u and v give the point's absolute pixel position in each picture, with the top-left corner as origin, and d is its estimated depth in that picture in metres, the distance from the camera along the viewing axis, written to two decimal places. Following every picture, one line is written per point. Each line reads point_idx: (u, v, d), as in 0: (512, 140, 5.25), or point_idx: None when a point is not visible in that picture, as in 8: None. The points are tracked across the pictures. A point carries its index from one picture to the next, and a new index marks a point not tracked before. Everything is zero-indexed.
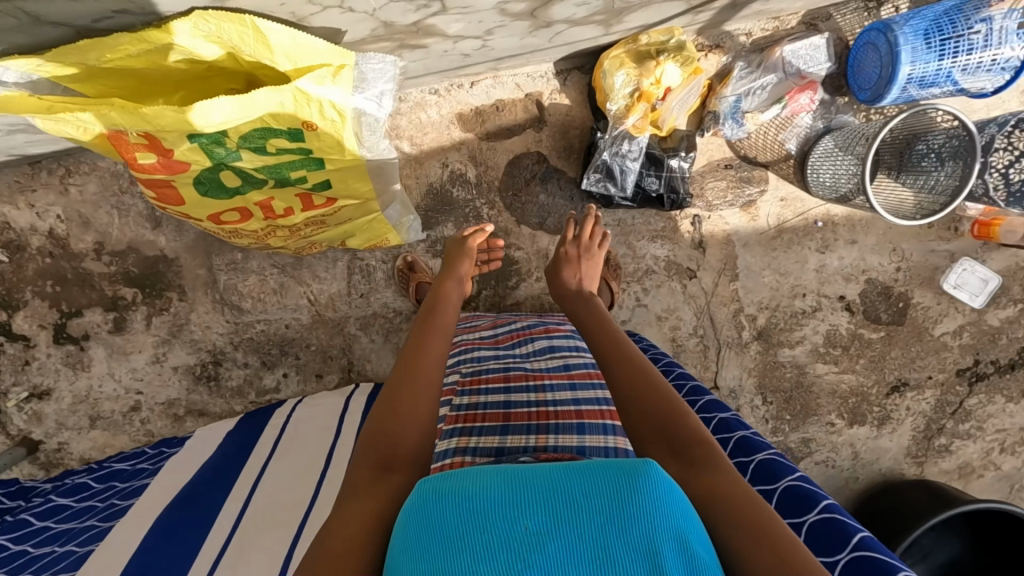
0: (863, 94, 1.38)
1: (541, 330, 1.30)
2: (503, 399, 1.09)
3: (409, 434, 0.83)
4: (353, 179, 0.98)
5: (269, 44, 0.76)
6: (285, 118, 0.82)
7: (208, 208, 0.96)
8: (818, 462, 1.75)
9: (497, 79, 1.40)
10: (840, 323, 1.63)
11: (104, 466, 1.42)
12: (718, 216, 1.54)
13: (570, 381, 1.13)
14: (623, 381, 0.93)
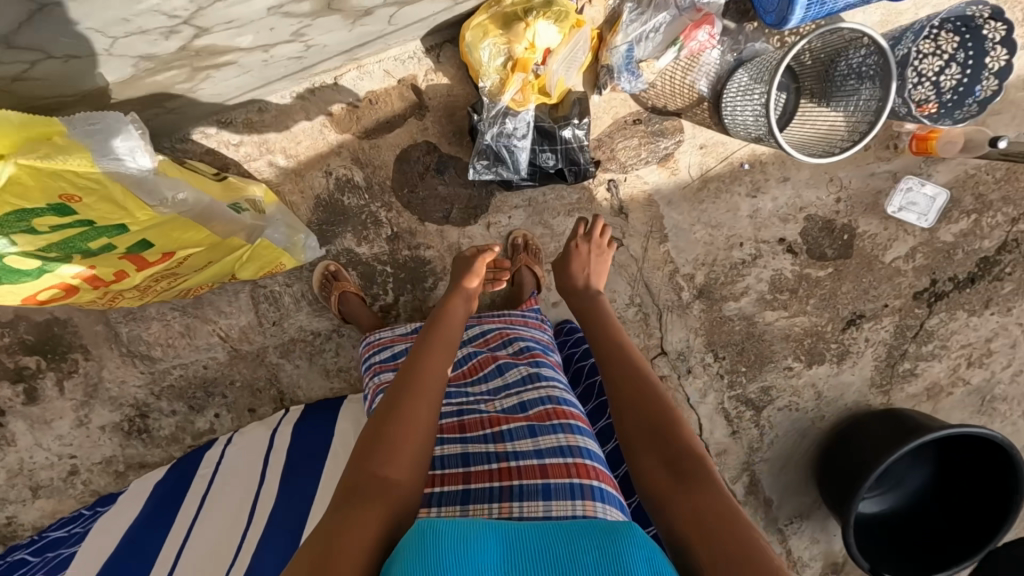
0: (770, 18, 1.23)
1: (487, 354, 1.11)
2: (460, 454, 0.91)
3: (415, 448, 0.82)
4: (174, 231, 0.94)
5: None
6: (32, 197, 0.77)
7: (20, 295, 0.92)
8: (781, 408, 1.70)
9: (362, 69, 1.26)
10: (783, 267, 1.54)
11: (41, 536, 1.38)
12: (635, 177, 1.42)
13: (527, 417, 0.94)
14: (626, 394, 0.97)
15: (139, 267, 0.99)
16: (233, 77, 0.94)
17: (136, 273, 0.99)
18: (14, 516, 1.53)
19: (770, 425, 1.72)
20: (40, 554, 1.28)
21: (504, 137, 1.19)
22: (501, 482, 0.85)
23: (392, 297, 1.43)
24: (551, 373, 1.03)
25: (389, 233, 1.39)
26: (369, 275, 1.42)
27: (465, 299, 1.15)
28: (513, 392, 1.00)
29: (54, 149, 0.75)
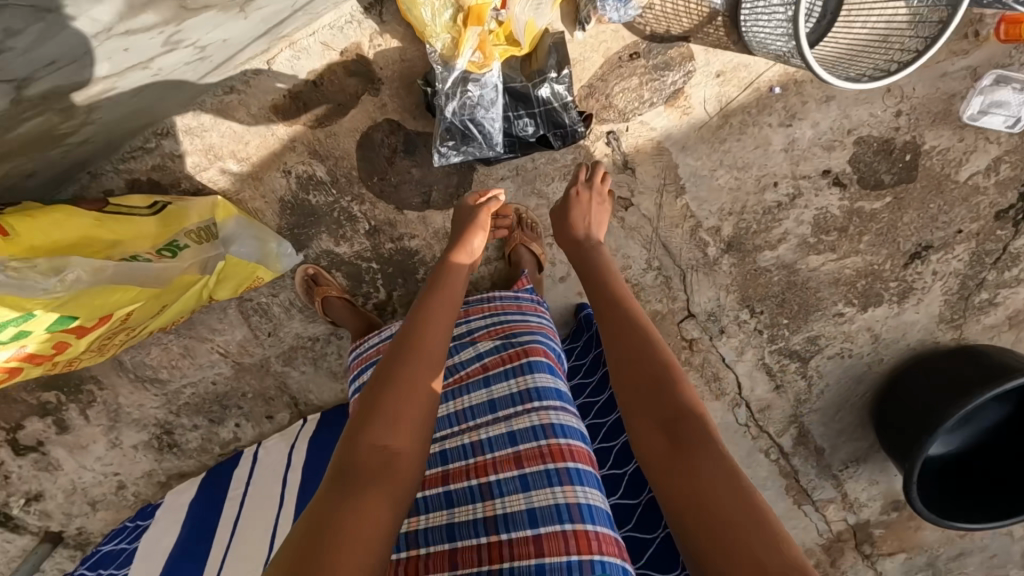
0: None
1: (477, 366, 0.94)
2: (445, 523, 0.81)
3: (420, 424, 0.70)
4: (107, 298, 0.82)
5: None
6: None
7: None
8: (832, 356, 1.52)
9: (297, 47, 1.08)
10: (829, 204, 1.30)
11: (93, 552, 1.42)
12: (639, 124, 1.20)
13: (520, 470, 0.80)
14: (626, 357, 0.81)
15: (81, 334, 0.83)
16: (127, 98, 0.80)
17: (80, 340, 0.84)
18: (83, 525, 1.65)
19: (819, 375, 1.55)
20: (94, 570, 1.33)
21: (468, 111, 0.99)
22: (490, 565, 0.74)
23: (384, 294, 1.32)
24: (550, 397, 0.86)
25: (367, 227, 1.25)
26: (355, 274, 1.30)
27: (468, 254, 0.99)
28: (505, 427, 0.85)
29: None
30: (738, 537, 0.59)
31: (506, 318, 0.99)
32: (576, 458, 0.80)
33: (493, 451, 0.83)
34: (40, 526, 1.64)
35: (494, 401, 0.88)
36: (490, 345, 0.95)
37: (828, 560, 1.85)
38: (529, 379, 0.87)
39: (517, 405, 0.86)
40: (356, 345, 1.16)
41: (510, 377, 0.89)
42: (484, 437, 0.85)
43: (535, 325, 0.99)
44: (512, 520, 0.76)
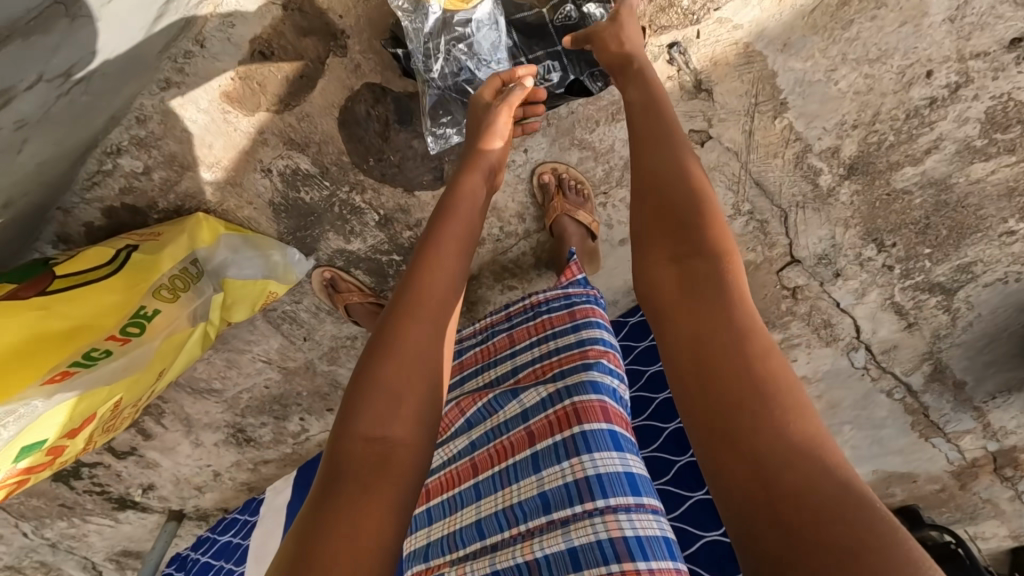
0: None
1: (522, 431, 0.75)
2: None
3: (427, 410, 0.59)
4: (94, 394, 0.73)
5: None
6: None
7: None
8: (989, 284, 1.17)
9: (230, 8, 0.81)
10: (1015, 88, 0.87)
11: (216, 537, 1.52)
12: (713, 25, 0.84)
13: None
14: (653, 224, 0.60)
15: (73, 436, 0.74)
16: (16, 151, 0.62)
17: (75, 440, 0.75)
18: (197, 503, 1.80)
19: (969, 307, 1.21)
20: (219, 561, 1.42)
21: (460, 72, 0.82)
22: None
23: None
24: (618, 493, 0.65)
25: (377, 218, 1.03)
26: (378, 269, 1.12)
27: (487, 167, 0.75)
28: (561, 537, 0.64)
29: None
30: (771, 475, 0.42)
31: (557, 349, 0.82)
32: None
33: (549, 572, 0.63)
34: (163, 506, 1.81)
35: (545, 497, 0.68)
36: (534, 400, 0.76)
37: (956, 485, 1.63)
38: (586, 464, 0.67)
39: (573, 504, 0.65)
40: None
41: (563, 461, 0.69)
42: (536, 550, 0.65)
43: (593, 355, 0.78)
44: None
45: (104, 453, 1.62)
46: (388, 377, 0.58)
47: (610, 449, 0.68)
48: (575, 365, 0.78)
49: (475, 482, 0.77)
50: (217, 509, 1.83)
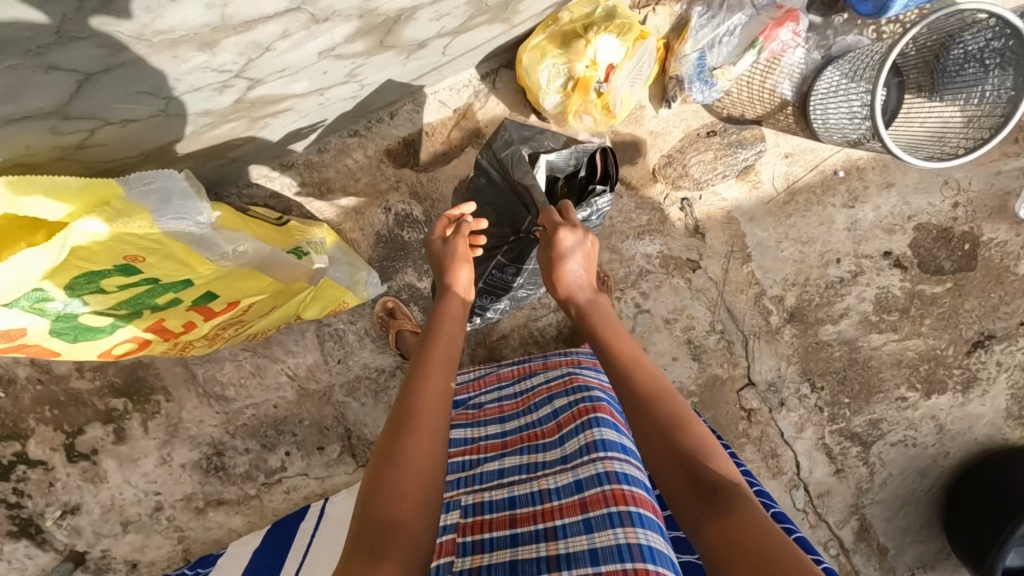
0: (863, 8, 1.09)
1: (553, 423, 0.98)
2: (509, 561, 0.81)
3: (428, 490, 0.70)
4: (241, 282, 0.89)
5: (14, 197, 0.62)
6: (100, 256, 0.71)
7: (96, 348, 0.88)
8: (894, 444, 1.47)
9: (418, 103, 1.26)
10: (890, 284, 1.36)
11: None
12: (711, 193, 1.30)
13: (583, 511, 0.81)
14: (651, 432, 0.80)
15: (208, 316, 0.93)
16: (291, 124, 0.93)
17: (204, 323, 0.94)
18: (107, 550, 1.62)
19: (882, 463, 1.49)
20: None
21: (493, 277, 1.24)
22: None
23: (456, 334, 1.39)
24: (614, 447, 0.88)
25: None
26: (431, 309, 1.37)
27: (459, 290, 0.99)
28: (570, 473, 0.87)
29: (110, 213, 0.68)
30: None
31: (581, 369, 1.08)
32: (640, 504, 0.81)
33: (558, 497, 0.85)
34: (66, 545, 1.61)
35: (562, 451, 0.92)
36: (563, 401, 0.99)
37: None
38: (595, 432, 0.90)
39: (584, 455, 0.88)
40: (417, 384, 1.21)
41: (579, 433, 0.92)
42: (551, 483, 0.88)
43: (606, 383, 1.07)
44: (574, 560, 0.76)
45: (55, 452, 1.53)
46: (402, 458, 0.70)
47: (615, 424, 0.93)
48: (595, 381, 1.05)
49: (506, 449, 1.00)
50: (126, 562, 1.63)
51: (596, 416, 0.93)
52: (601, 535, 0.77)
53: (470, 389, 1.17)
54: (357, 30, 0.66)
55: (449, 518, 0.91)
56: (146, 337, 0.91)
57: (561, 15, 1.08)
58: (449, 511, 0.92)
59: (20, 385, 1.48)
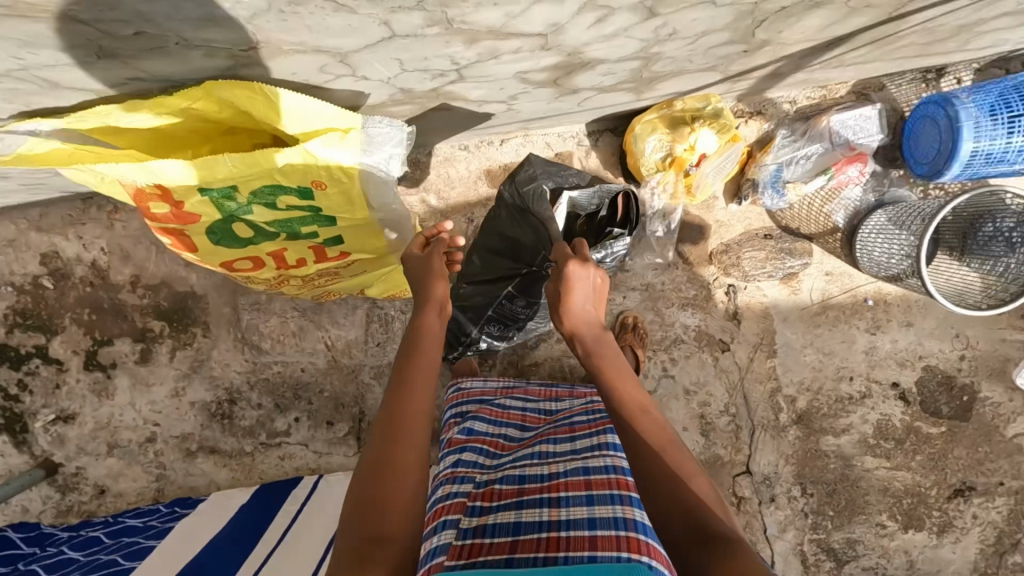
0: (920, 168, 1.27)
1: (569, 428, 1.12)
2: (513, 519, 0.86)
3: (410, 507, 0.72)
4: (366, 237, 0.94)
5: (279, 109, 0.73)
6: (295, 176, 0.77)
7: (218, 257, 0.91)
8: (866, 569, 1.50)
9: (528, 138, 1.41)
10: (892, 412, 1.48)
11: (118, 521, 1.43)
12: (755, 287, 1.44)
13: (587, 489, 0.90)
14: (655, 489, 0.83)
15: (319, 258, 0.98)
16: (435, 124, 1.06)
17: (313, 264, 0.99)
18: (82, 468, 1.60)
19: None
20: (117, 537, 1.33)
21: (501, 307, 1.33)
22: (547, 552, 0.78)
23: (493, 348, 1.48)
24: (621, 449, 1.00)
25: None
26: None
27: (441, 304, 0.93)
28: (580, 461, 0.98)
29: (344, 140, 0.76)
30: None
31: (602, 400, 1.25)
32: (641, 493, 0.89)
33: (566, 477, 0.95)
34: (43, 451, 1.60)
35: (574, 449, 1.04)
36: (582, 417, 1.14)
37: None
38: (608, 437, 1.04)
39: (595, 450, 1.01)
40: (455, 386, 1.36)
41: (592, 436, 1.06)
42: (560, 467, 0.98)
43: None
44: (574, 522, 0.83)
45: (74, 356, 1.54)
46: (379, 502, 0.71)
47: None
48: None
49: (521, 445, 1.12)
50: (96, 485, 1.60)
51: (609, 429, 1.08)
52: (600, 504, 0.85)
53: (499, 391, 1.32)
54: (553, 65, 0.80)
55: (461, 486, 0.99)
56: (262, 260, 0.95)
57: (676, 102, 1.25)
58: (463, 482, 1.01)
59: (70, 282, 1.51)
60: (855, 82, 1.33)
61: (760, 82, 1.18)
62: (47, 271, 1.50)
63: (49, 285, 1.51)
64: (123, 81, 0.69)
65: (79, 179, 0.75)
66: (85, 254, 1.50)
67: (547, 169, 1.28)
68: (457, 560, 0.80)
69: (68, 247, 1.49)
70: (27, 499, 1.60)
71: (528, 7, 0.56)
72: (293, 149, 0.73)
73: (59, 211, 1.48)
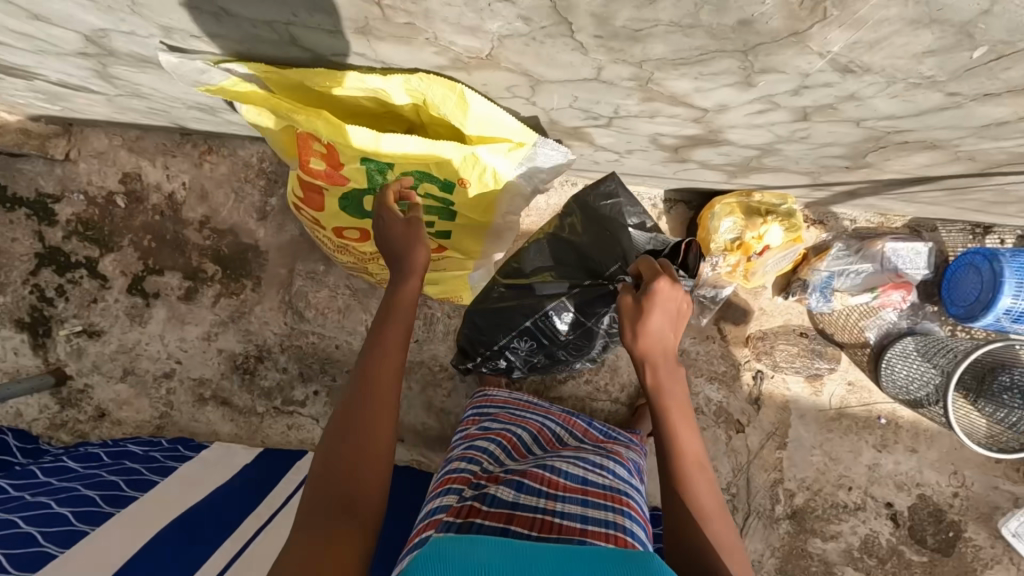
0: (955, 309, 1.39)
1: (575, 451, 1.22)
2: (511, 499, 0.93)
3: (377, 473, 0.72)
4: (470, 239, 1.03)
5: (466, 110, 0.77)
6: (446, 171, 0.85)
7: (336, 221, 0.98)
8: None
9: None
10: (881, 530, 1.53)
11: (118, 444, 1.42)
12: (781, 379, 1.52)
13: (583, 496, 0.99)
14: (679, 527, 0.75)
15: None
16: None
17: None
18: (90, 386, 1.59)
19: None
20: (121, 459, 1.32)
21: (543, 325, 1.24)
22: (540, 532, 0.85)
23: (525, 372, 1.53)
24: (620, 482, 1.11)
25: None
26: None
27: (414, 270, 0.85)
28: (582, 475, 1.08)
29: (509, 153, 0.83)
30: None
31: (610, 439, 1.35)
32: (629, 510, 1.01)
33: (566, 480, 1.04)
34: (57, 360, 1.59)
35: (576, 462, 1.13)
36: (591, 449, 1.24)
37: None
38: (609, 469, 1.14)
39: (598, 472, 1.11)
40: (477, 397, 1.43)
41: (595, 463, 1.16)
42: (562, 472, 1.07)
43: (634, 466, 1.29)
44: (568, 514, 0.91)
45: (122, 276, 1.57)
46: (345, 469, 0.71)
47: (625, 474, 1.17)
48: (624, 455, 1.29)
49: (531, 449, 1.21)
50: (97, 407, 1.59)
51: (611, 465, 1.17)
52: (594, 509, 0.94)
53: (518, 402, 1.41)
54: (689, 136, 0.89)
55: (470, 464, 1.07)
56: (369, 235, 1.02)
57: (754, 194, 1.36)
58: (471, 461, 1.09)
59: (142, 206, 1.55)
60: (911, 218, 1.45)
61: (834, 197, 1.31)
62: (123, 191, 1.55)
63: (121, 203, 1.55)
64: (342, 55, 0.70)
65: (261, 118, 0.81)
66: (165, 185, 1.54)
67: (627, 194, 1.19)
68: (454, 518, 0.88)
69: (152, 173, 1.54)
70: (23, 404, 1.57)
71: (714, 88, 0.65)
72: (472, 150, 0.81)
73: (155, 138, 1.53)
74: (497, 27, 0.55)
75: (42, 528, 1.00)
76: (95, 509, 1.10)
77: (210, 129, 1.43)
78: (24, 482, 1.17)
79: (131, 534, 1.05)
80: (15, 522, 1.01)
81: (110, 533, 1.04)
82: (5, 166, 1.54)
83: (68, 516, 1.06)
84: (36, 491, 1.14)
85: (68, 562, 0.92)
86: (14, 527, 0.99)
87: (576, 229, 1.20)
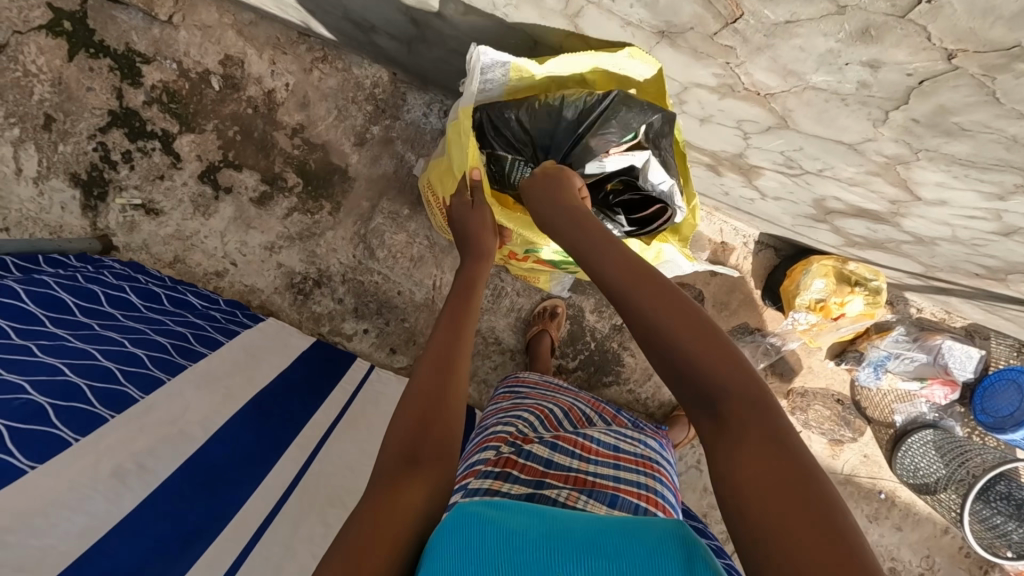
0: (984, 416, 1.48)
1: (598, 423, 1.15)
2: (544, 457, 0.89)
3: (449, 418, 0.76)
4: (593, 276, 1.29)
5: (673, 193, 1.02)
6: None
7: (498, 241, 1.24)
8: None
9: (710, 215, 1.55)
10: None
11: (178, 289, 1.36)
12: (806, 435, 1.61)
13: (615, 461, 0.94)
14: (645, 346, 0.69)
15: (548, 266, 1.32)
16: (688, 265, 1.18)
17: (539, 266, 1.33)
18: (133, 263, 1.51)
19: None
20: (182, 309, 1.27)
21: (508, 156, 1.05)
22: (574, 485, 0.81)
23: (574, 365, 1.56)
24: (648, 450, 1.04)
25: (618, 323, 1.56)
26: (575, 338, 1.57)
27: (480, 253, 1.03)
28: (612, 440, 1.03)
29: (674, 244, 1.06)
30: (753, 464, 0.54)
31: (631, 423, 1.31)
32: (659, 475, 0.95)
33: (597, 444, 0.98)
34: (105, 227, 1.50)
35: (610, 431, 1.07)
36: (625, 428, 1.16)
37: None
38: (639, 443, 1.07)
39: (633, 445, 1.04)
40: (508, 378, 1.39)
41: (625, 433, 1.10)
42: (594, 435, 1.02)
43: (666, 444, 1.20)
44: (600, 474, 0.86)
45: (197, 160, 1.49)
46: (427, 420, 0.74)
47: (658, 450, 1.10)
48: (659, 437, 1.20)
49: (566, 420, 1.15)
50: None
51: (643, 440, 1.09)
52: (626, 473, 0.89)
53: (553, 382, 1.35)
54: (861, 204, 0.92)
55: (507, 427, 1.02)
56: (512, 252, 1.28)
57: (849, 262, 1.41)
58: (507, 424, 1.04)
59: (236, 94, 1.47)
60: (970, 322, 1.53)
61: (920, 286, 1.38)
62: (221, 73, 1.46)
63: (215, 85, 1.46)
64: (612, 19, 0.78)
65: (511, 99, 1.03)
66: (267, 80, 1.47)
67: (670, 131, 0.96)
68: (493, 468, 0.84)
69: (257, 65, 1.46)
70: None
71: (959, 189, 0.75)
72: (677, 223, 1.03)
73: (271, 28, 1.45)
74: (820, 79, 0.68)
75: (119, 364, 0.96)
76: (167, 357, 1.05)
77: (335, 38, 1.37)
78: (88, 309, 1.10)
79: (206, 409, 1.01)
80: (91, 353, 0.96)
81: (182, 397, 0.99)
82: (99, 10, 1.43)
83: (140, 354, 1.02)
84: (104, 323, 1.08)
85: (129, 426, 0.87)
86: (90, 359, 0.93)
87: (585, 113, 0.98)
